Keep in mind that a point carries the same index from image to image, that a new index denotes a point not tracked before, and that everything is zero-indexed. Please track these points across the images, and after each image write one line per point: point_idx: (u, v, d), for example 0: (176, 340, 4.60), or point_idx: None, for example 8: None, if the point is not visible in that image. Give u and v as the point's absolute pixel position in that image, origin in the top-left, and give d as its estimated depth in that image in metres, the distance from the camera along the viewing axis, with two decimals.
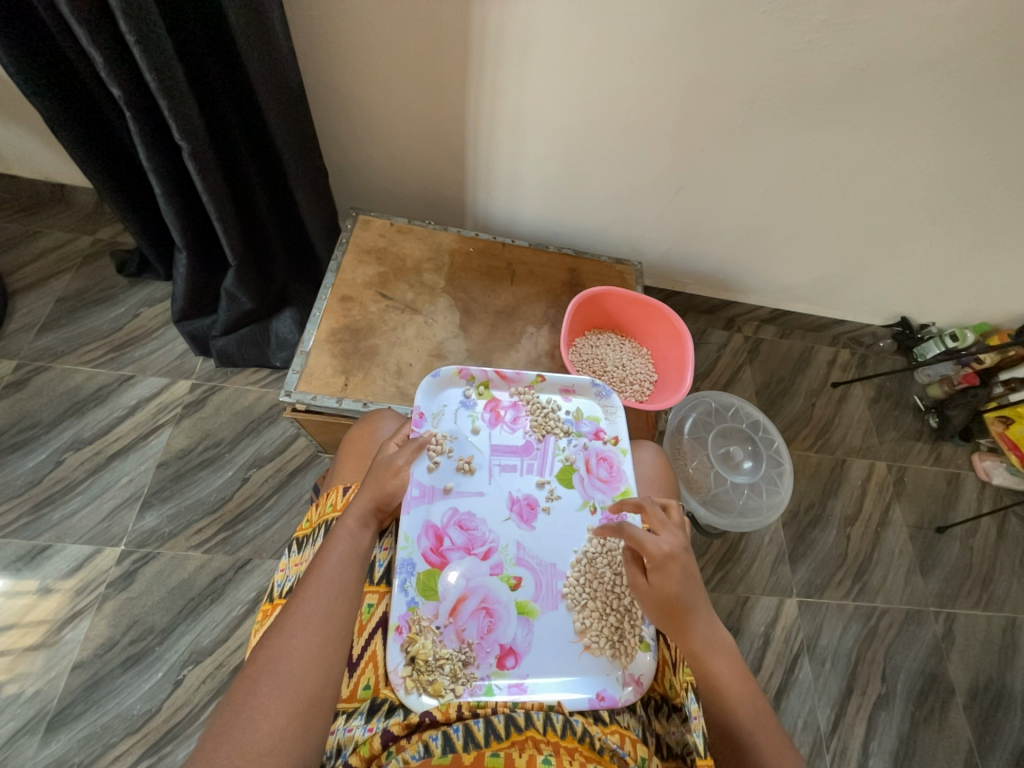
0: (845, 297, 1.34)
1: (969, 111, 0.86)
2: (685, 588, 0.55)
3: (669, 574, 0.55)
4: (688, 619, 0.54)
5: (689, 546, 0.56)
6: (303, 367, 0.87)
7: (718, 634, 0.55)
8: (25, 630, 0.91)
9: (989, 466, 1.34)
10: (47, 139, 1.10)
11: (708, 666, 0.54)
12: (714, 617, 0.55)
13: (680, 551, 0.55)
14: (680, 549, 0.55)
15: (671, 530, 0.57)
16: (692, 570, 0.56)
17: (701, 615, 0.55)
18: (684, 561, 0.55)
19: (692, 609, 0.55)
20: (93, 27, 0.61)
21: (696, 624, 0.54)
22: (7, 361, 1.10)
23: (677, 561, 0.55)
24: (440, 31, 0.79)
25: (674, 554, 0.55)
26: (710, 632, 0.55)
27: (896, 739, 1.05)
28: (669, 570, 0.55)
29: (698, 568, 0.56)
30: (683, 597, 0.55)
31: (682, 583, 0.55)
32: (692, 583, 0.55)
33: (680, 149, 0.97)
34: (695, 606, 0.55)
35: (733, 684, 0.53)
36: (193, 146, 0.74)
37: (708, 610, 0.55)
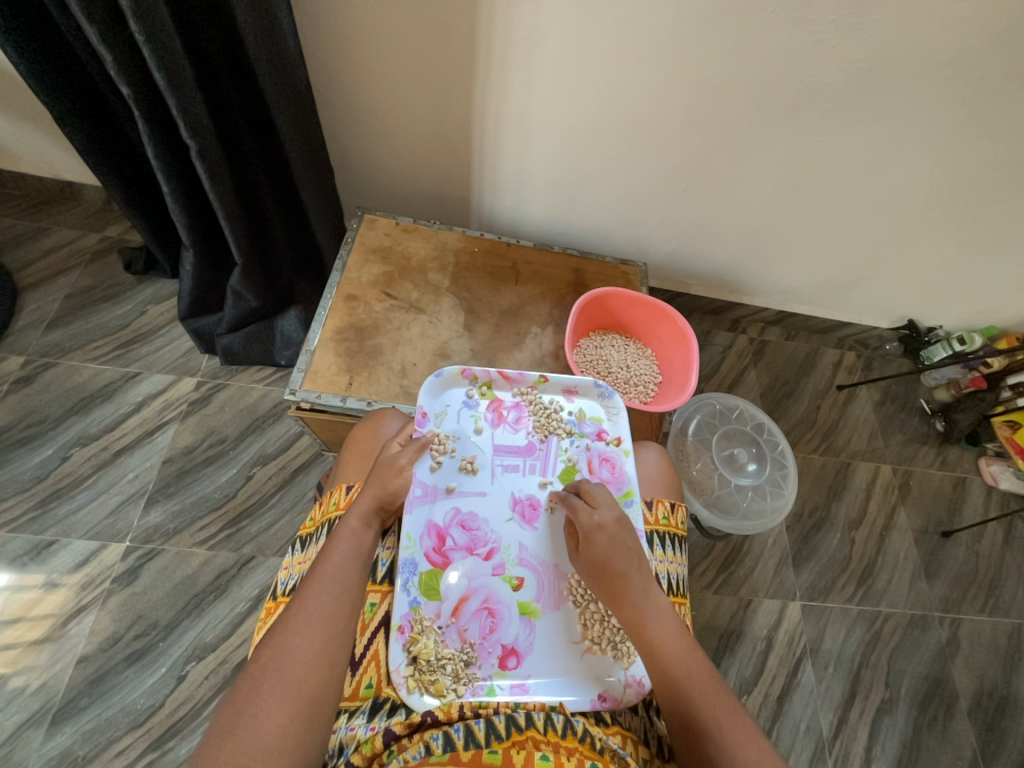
0: (851, 299, 1.33)
1: (979, 112, 0.85)
2: (614, 553, 0.56)
3: (597, 542, 0.57)
4: (619, 587, 0.54)
5: (622, 516, 0.59)
6: (308, 365, 0.87)
7: (654, 601, 0.54)
8: (30, 624, 0.91)
9: (996, 471, 1.33)
10: (56, 137, 1.11)
11: (645, 635, 0.51)
12: (650, 583, 0.55)
13: (610, 521, 0.58)
14: (610, 519, 0.58)
15: (606, 503, 0.60)
16: (623, 537, 0.57)
17: (634, 581, 0.54)
18: (615, 532, 0.57)
19: (623, 575, 0.55)
20: (102, 27, 0.61)
21: (630, 591, 0.54)
22: (15, 357, 1.11)
23: (607, 529, 0.57)
24: (446, 31, 0.79)
25: (603, 523, 0.58)
26: (644, 599, 0.53)
27: (899, 744, 1.04)
28: (599, 539, 0.57)
29: (633, 538, 0.58)
30: (613, 563, 0.55)
31: (611, 550, 0.56)
32: (625, 551, 0.56)
33: (686, 150, 0.97)
34: (626, 572, 0.55)
35: (674, 649, 0.51)
36: (201, 146, 0.74)
37: (642, 578, 0.55)
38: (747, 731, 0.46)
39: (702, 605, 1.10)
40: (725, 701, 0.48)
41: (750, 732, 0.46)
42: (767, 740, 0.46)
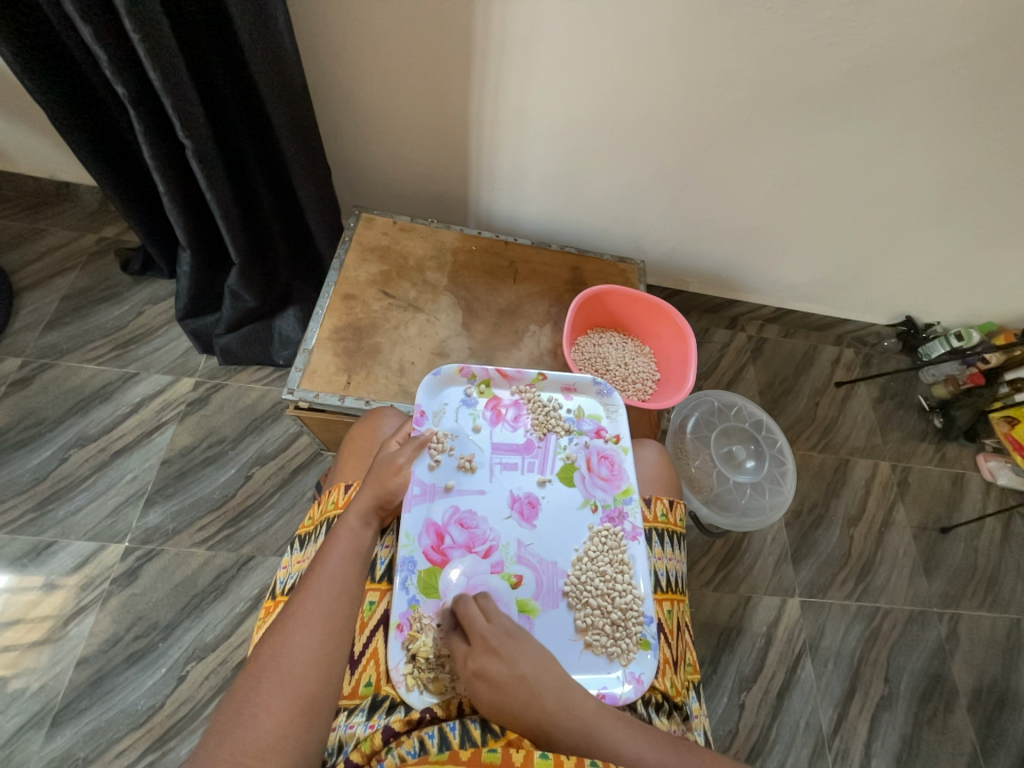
0: (849, 296, 1.33)
1: (974, 110, 0.85)
2: (502, 700, 0.49)
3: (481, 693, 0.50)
4: (527, 732, 0.48)
5: (496, 646, 0.52)
6: (305, 365, 0.87)
7: (577, 719, 0.48)
8: (29, 625, 0.91)
9: (994, 467, 1.33)
10: (52, 138, 1.11)
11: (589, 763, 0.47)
12: (565, 706, 0.49)
13: (485, 660, 0.51)
14: (483, 657, 0.51)
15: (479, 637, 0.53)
16: (502, 673, 0.50)
17: (540, 720, 0.48)
18: (491, 674, 0.50)
19: (526, 718, 0.48)
20: (97, 25, 0.61)
21: (547, 729, 0.48)
22: (13, 359, 1.11)
23: (487, 672, 0.50)
24: (443, 28, 0.79)
25: (476, 668, 0.51)
26: (566, 729, 0.48)
27: (899, 740, 1.05)
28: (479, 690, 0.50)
29: (520, 664, 0.51)
30: (511, 706, 0.49)
31: (495, 696, 0.49)
32: (512, 692, 0.49)
33: (683, 147, 0.97)
34: (533, 710, 0.48)
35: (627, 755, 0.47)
36: (197, 145, 0.74)
37: (548, 708, 0.49)
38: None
39: (701, 602, 1.10)
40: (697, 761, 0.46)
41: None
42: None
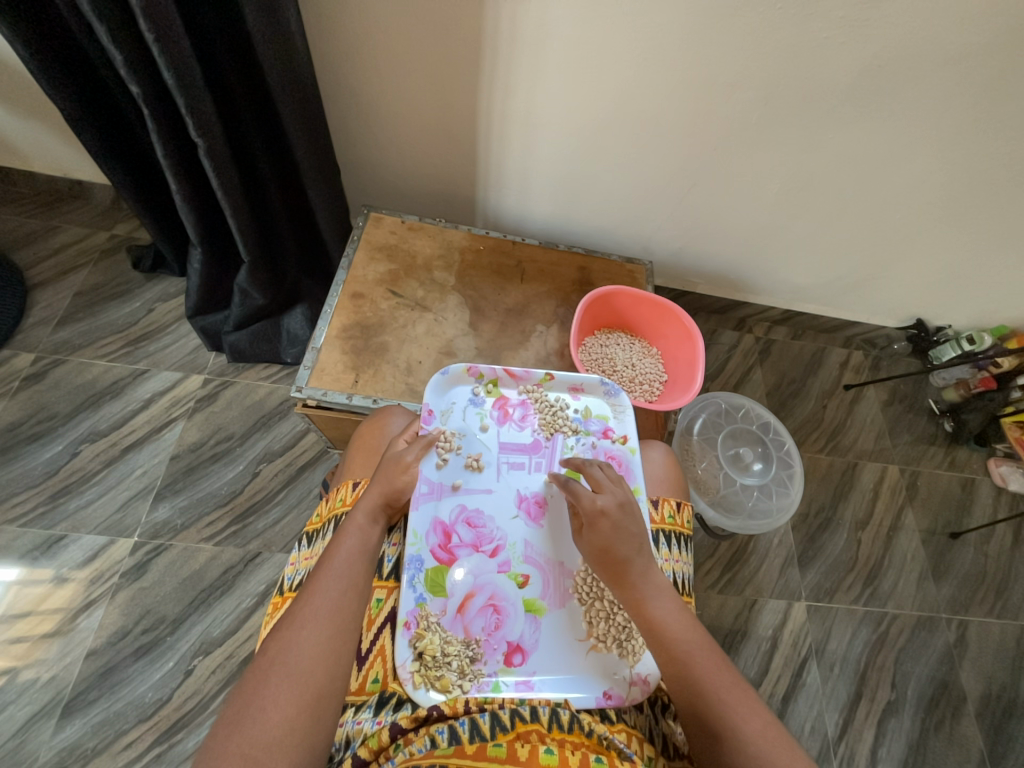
0: (859, 298, 1.32)
1: (985, 112, 0.85)
2: (617, 539, 0.55)
3: (601, 529, 0.55)
4: (622, 570, 0.54)
5: (626, 501, 0.57)
6: (314, 363, 0.88)
7: (656, 581, 0.54)
8: (40, 617, 0.93)
9: (1005, 472, 1.32)
10: (66, 136, 1.12)
11: (648, 616, 0.52)
12: (651, 561, 0.55)
13: (614, 506, 0.56)
14: (613, 503, 0.56)
15: (609, 488, 0.58)
16: (628, 523, 0.56)
17: (637, 565, 0.54)
18: (619, 517, 0.56)
19: (624, 560, 0.54)
20: (112, 24, 0.62)
21: (632, 574, 0.54)
22: (25, 354, 1.13)
23: (610, 516, 0.56)
24: (453, 30, 0.80)
25: (605, 508, 0.56)
26: (646, 581, 0.53)
27: (905, 745, 1.04)
28: (600, 525, 0.56)
29: (637, 522, 0.57)
30: (616, 549, 0.54)
31: (613, 536, 0.55)
32: (628, 537, 0.55)
33: (693, 148, 0.96)
34: (628, 556, 0.54)
35: (676, 627, 0.51)
36: (209, 144, 0.75)
37: (644, 560, 0.54)
38: (752, 706, 0.46)
39: (706, 604, 1.10)
40: (732, 680, 0.48)
41: (754, 704, 0.46)
42: (772, 716, 0.46)
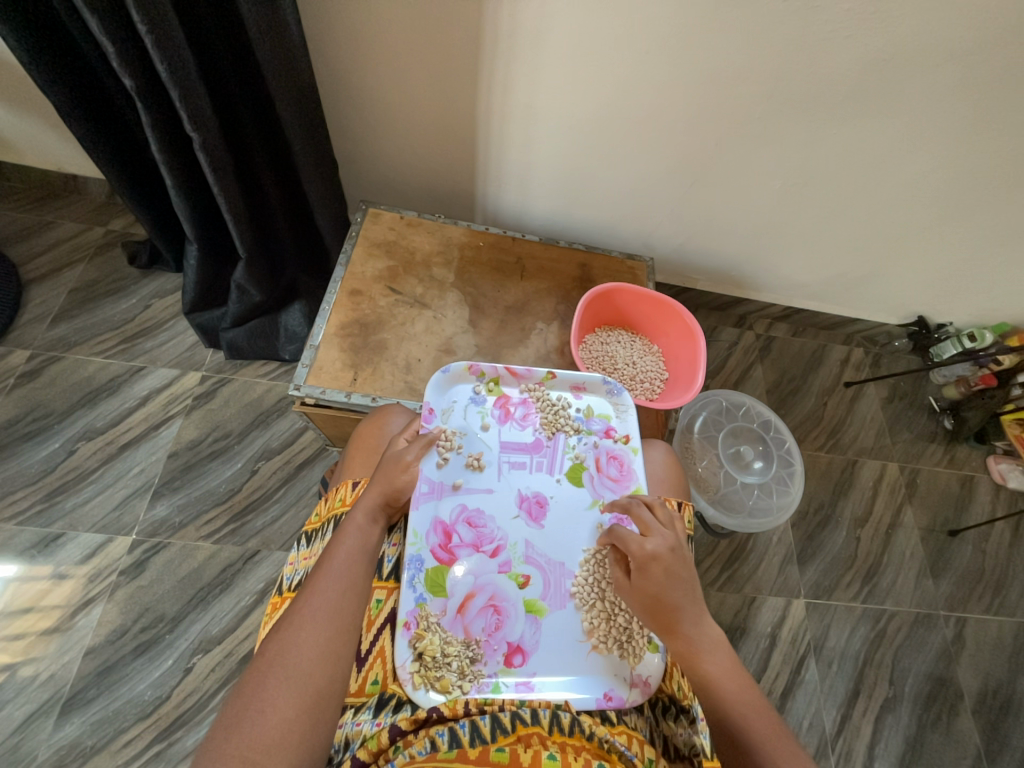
0: (860, 295, 1.31)
1: (990, 108, 0.84)
2: (668, 586, 0.53)
3: (652, 574, 0.54)
4: (672, 619, 0.52)
5: (678, 546, 0.55)
6: (312, 361, 0.87)
7: (708, 631, 0.52)
8: (38, 616, 0.92)
9: (1004, 470, 1.32)
10: (60, 130, 1.10)
11: (698, 668, 0.51)
12: (704, 612, 0.53)
13: (665, 551, 0.55)
14: (664, 549, 0.55)
15: (659, 530, 0.56)
16: (679, 569, 0.54)
17: (688, 614, 0.52)
18: (670, 562, 0.54)
19: (675, 608, 0.53)
20: (103, 16, 0.60)
21: (682, 623, 0.52)
22: (21, 351, 1.12)
23: (661, 560, 0.54)
24: (452, 23, 0.78)
25: (655, 553, 0.55)
26: (697, 631, 0.52)
27: (903, 742, 1.04)
28: (650, 570, 0.54)
29: (689, 568, 0.55)
30: (667, 596, 0.53)
31: (664, 583, 0.53)
32: (679, 584, 0.53)
33: (694, 144, 0.95)
34: (680, 604, 0.53)
35: (729, 684, 0.50)
36: (204, 137, 0.74)
37: (696, 609, 0.53)
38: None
39: (705, 601, 1.10)
40: (785, 745, 0.47)
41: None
42: None
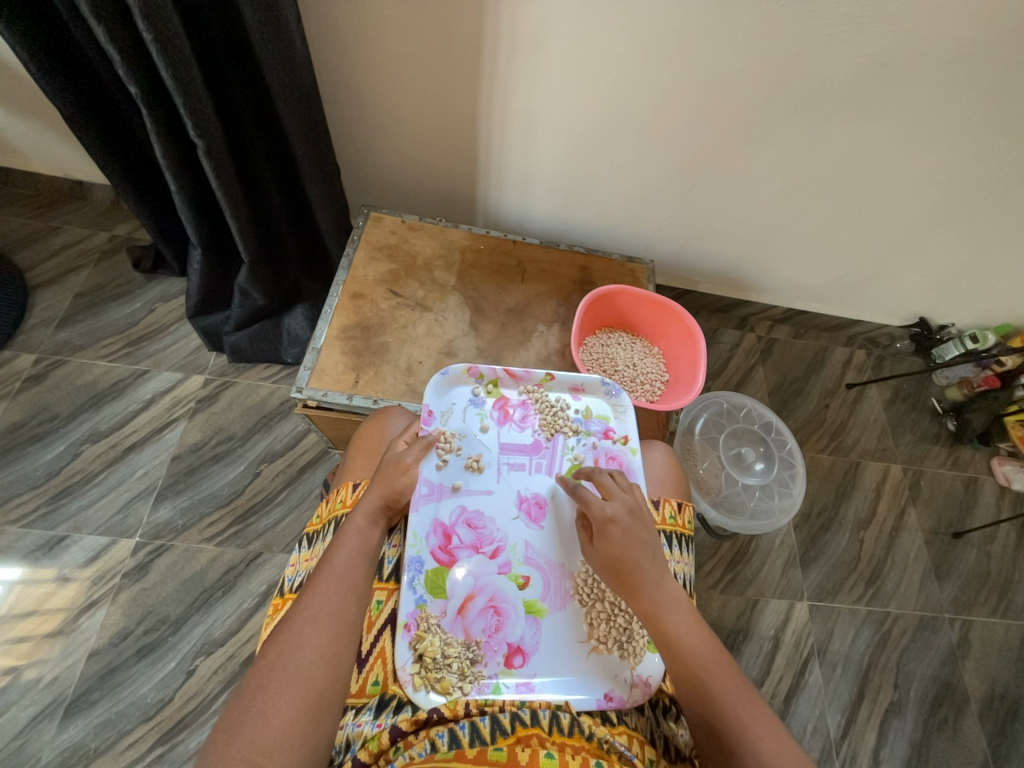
0: (861, 297, 1.31)
1: (988, 110, 0.84)
2: (629, 546, 0.54)
3: (610, 535, 0.55)
4: (635, 580, 0.52)
5: (636, 509, 0.57)
6: (314, 363, 0.88)
7: (670, 592, 0.52)
8: (43, 618, 0.93)
9: (1009, 471, 1.31)
10: (66, 136, 1.12)
11: (662, 628, 0.50)
12: (666, 573, 0.54)
13: (623, 514, 0.56)
14: (622, 511, 0.57)
15: (619, 495, 0.58)
16: (638, 530, 0.55)
17: (650, 574, 0.53)
18: (628, 523, 0.56)
19: (636, 568, 0.53)
20: (110, 24, 0.61)
21: (645, 583, 0.52)
22: (27, 355, 1.13)
23: (619, 523, 0.56)
24: (452, 28, 0.79)
25: (614, 514, 0.56)
26: (659, 591, 0.52)
27: (908, 746, 1.04)
28: (609, 532, 0.55)
29: (648, 530, 0.56)
30: (629, 556, 0.54)
31: (625, 543, 0.54)
32: (640, 544, 0.54)
33: (694, 146, 0.96)
34: (641, 564, 0.53)
35: (692, 640, 0.50)
36: (208, 144, 0.75)
37: (656, 568, 0.53)
38: (770, 725, 0.46)
39: (708, 604, 1.09)
40: (747, 695, 0.47)
41: (771, 722, 0.46)
42: (789, 734, 0.45)
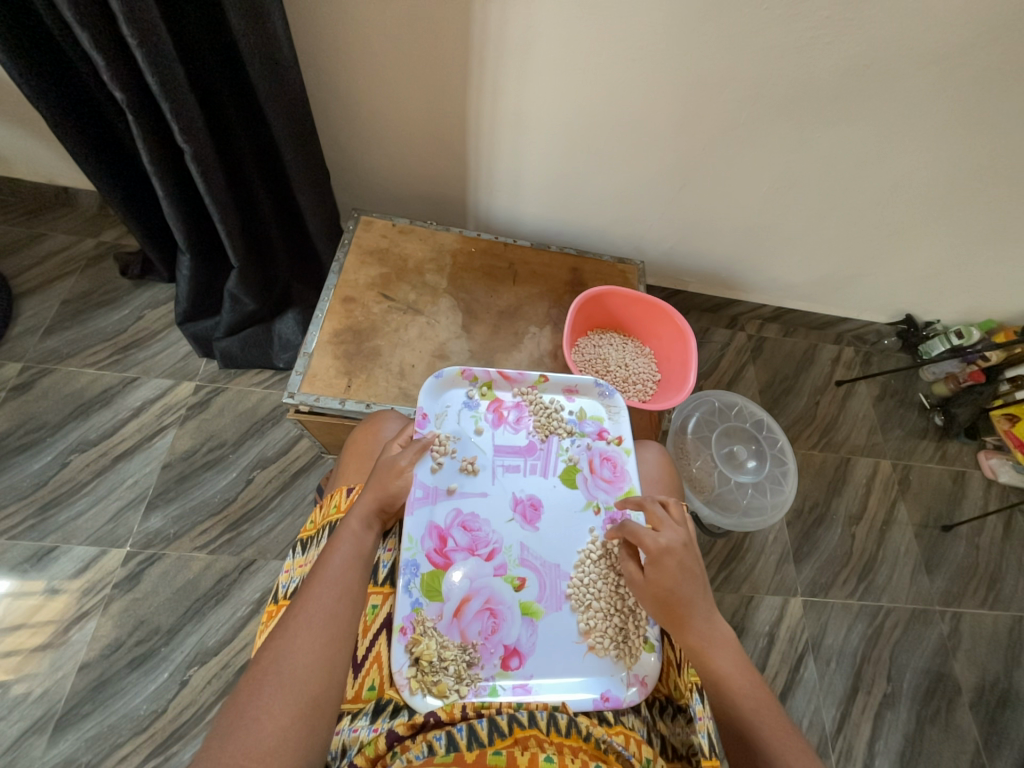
0: (849, 294, 1.33)
1: (970, 108, 0.85)
2: (682, 580, 0.55)
3: (666, 567, 0.55)
4: (684, 615, 0.54)
5: (689, 541, 0.57)
6: (306, 369, 0.87)
7: (719, 629, 0.54)
8: (31, 631, 0.91)
9: (995, 464, 1.34)
10: (50, 142, 1.11)
11: (709, 666, 0.52)
12: (714, 609, 0.55)
13: (678, 544, 0.56)
14: (677, 542, 0.56)
15: (671, 525, 0.57)
16: (691, 563, 0.55)
17: (700, 610, 0.54)
18: (682, 556, 0.55)
19: (686, 602, 0.54)
20: (94, 31, 0.61)
21: (694, 618, 0.54)
22: (12, 364, 1.11)
23: (674, 553, 0.55)
24: (440, 32, 0.79)
25: (670, 546, 0.55)
26: (708, 627, 0.53)
27: (902, 738, 1.05)
28: (665, 565, 0.55)
29: (698, 563, 0.56)
30: (680, 590, 0.54)
31: (678, 577, 0.55)
32: (691, 578, 0.55)
33: (682, 147, 0.97)
34: (692, 600, 0.54)
35: (739, 681, 0.51)
36: (195, 149, 0.74)
37: (707, 604, 0.54)
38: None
39: None
40: (794, 742, 0.48)
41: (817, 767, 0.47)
42: None
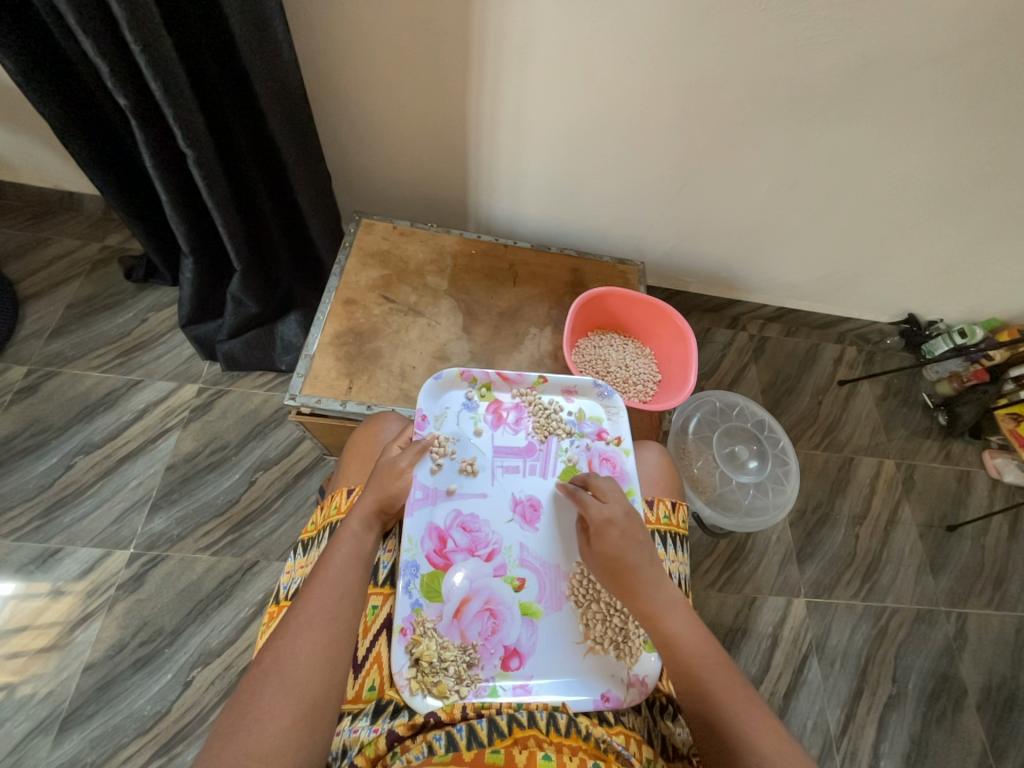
0: (852, 294, 1.32)
1: (972, 107, 0.85)
2: (626, 546, 0.56)
3: (609, 537, 0.57)
4: (633, 581, 0.55)
5: (632, 510, 0.59)
6: (307, 370, 0.88)
7: (667, 593, 0.54)
8: (36, 632, 0.92)
9: (1000, 464, 1.33)
10: (55, 147, 1.12)
11: (661, 629, 0.52)
12: (663, 575, 0.55)
13: (620, 515, 0.58)
14: (620, 513, 0.59)
15: (615, 497, 0.60)
16: (635, 531, 0.57)
17: (647, 575, 0.55)
18: (626, 525, 0.58)
19: (633, 568, 0.55)
20: (99, 38, 0.62)
21: (643, 583, 0.54)
22: (17, 368, 1.12)
23: (617, 524, 0.58)
24: (440, 36, 0.80)
25: (612, 517, 0.58)
26: (658, 591, 0.54)
27: (907, 740, 1.04)
28: (608, 534, 0.57)
29: (643, 532, 0.58)
30: (626, 556, 0.56)
31: (622, 544, 0.56)
32: (637, 544, 0.57)
33: (682, 148, 0.97)
34: (638, 565, 0.55)
35: (690, 641, 0.51)
36: (198, 155, 0.75)
37: (655, 570, 0.55)
38: (768, 725, 0.46)
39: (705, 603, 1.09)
40: (745, 695, 0.48)
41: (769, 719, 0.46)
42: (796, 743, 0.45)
